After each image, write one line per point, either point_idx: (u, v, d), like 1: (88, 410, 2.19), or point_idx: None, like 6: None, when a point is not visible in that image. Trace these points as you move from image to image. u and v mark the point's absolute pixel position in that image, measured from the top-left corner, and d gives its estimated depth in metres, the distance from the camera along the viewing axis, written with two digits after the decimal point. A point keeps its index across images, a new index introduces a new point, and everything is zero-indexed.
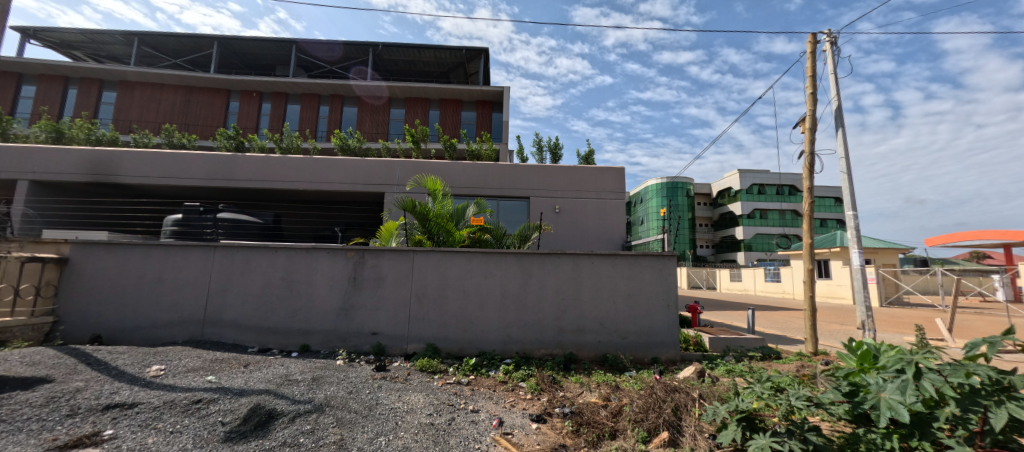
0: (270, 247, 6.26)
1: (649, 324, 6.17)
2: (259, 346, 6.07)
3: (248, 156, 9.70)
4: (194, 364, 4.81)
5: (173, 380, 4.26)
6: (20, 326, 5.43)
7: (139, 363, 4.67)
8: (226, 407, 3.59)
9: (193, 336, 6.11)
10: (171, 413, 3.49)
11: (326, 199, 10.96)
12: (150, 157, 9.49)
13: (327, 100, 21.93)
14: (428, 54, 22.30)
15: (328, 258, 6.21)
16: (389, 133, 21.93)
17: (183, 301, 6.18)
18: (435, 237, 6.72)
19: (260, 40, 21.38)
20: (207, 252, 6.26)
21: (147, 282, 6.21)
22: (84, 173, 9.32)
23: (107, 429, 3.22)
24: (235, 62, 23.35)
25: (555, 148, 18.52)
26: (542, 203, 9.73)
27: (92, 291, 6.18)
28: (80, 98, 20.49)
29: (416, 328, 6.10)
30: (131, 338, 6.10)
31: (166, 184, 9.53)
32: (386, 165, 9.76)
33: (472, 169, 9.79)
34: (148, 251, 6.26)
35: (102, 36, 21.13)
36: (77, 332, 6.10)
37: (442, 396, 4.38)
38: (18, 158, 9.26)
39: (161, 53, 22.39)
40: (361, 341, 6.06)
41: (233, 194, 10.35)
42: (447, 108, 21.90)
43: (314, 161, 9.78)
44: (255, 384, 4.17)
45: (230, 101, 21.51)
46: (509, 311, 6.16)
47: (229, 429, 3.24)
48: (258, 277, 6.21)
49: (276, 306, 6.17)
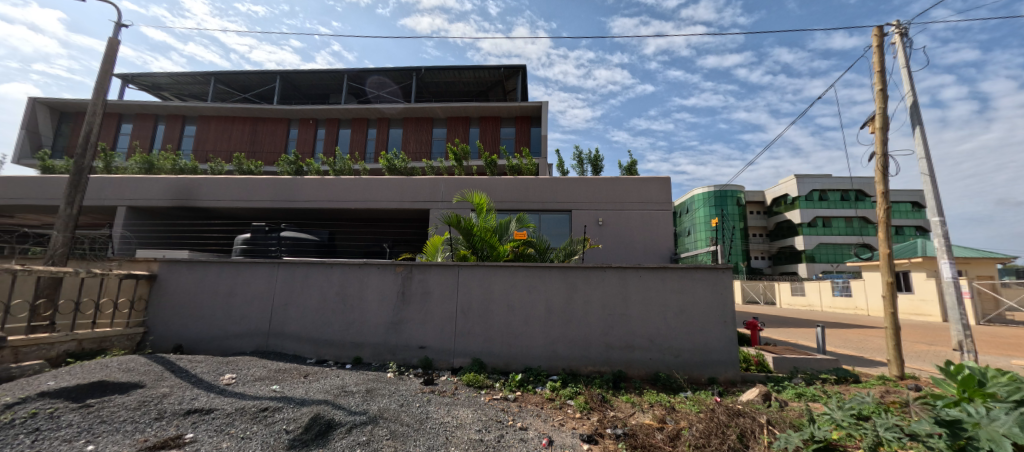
0: (325, 264, 6.64)
1: (703, 341, 5.81)
2: (316, 358, 6.41)
3: (307, 179, 10.44)
4: (261, 373, 5.16)
5: (242, 388, 4.59)
6: (117, 336, 6.17)
7: (214, 371, 5.09)
8: (289, 416, 3.80)
9: (259, 347, 6.57)
10: (242, 419, 3.75)
11: (375, 217, 11.51)
12: (224, 182, 10.49)
13: (375, 123, 23.28)
14: (468, 74, 23.03)
15: (378, 273, 6.49)
16: (432, 152, 22.75)
17: (251, 314, 6.68)
18: (479, 252, 6.82)
19: (315, 72, 23.20)
20: (271, 269, 6.76)
21: (220, 296, 6.79)
22: (169, 198, 10.44)
23: (188, 432, 3.52)
24: (294, 93, 25.46)
25: (596, 160, 18.38)
26: (584, 216, 9.60)
27: (175, 305, 6.85)
28: (167, 132, 23.22)
29: (462, 342, 6.15)
30: (205, 349, 6.65)
31: (237, 207, 10.46)
32: (432, 182, 10.11)
33: (514, 185, 9.89)
34: (221, 268, 6.87)
35: (184, 78, 23.86)
36: (162, 342, 6.75)
37: (490, 412, 4.37)
38: (117, 188, 10.55)
39: (233, 89, 24.96)
40: (410, 354, 6.21)
41: (293, 214, 11.16)
42: (487, 125, 22.46)
43: (364, 181, 10.32)
44: (315, 394, 4.38)
45: (290, 129, 23.42)
46: (555, 326, 6.06)
47: (293, 437, 3.43)
48: (316, 292, 6.61)
49: (331, 319, 6.50)
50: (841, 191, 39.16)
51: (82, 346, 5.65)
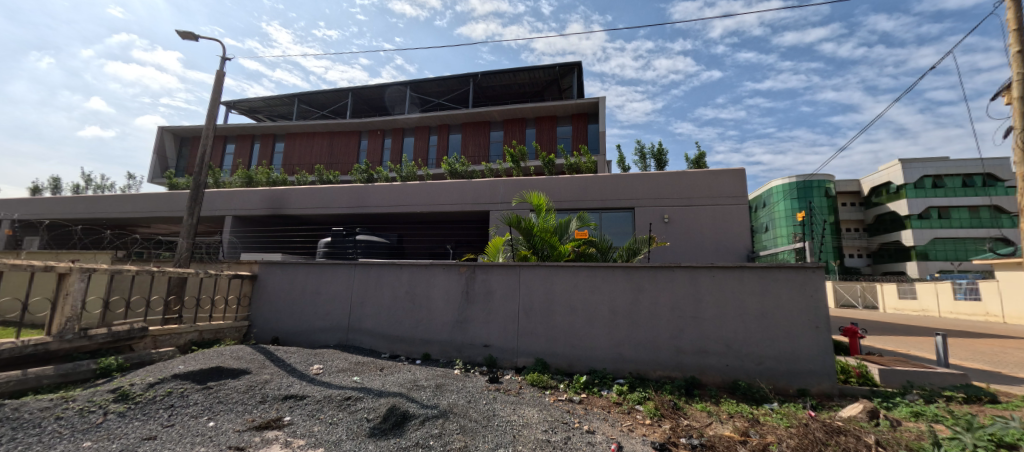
0: (395, 264, 7.08)
1: (791, 349, 5.25)
2: (390, 353, 6.84)
3: (377, 186, 11.22)
4: (344, 365, 5.64)
5: (328, 378, 5.06)
6: (228, 328, 7.15)
7: (305, 362, 5.67)
8: (369, 406, 4.10)
9: (340, 341, 7.18)
10: (329, 406, 4.12)
11: (438, 220, 12.04)
12: (308, 192, 11.64)
13: (437, 131, 24.36)
14: (523, 76, 23.18)
15: (444, 273, 6.77)
16: (489, 154, 23.24)
17: (333, 311, 7.33)
18: (540, 252, 6.82)
19: (382, 86, 24.86)
20: (349, 269, 7.37)
21: (308, 294, 7.54)
22: (265, 207, 11.83)
23: (286, 415, 3.96)
24: (364, 107, 27.51)
25: (659, 155, 17.51)
26: (648, 213, 9.18)
27: (272, 301, 7.74)
28: (261, 149, 26.35)
29: (525, 342, 6.19)
30: (296, 341, 7.43)
31: (319, 213, 11.55)
32: (492, 184, 10.32)
33: (573, 184, 9.76)
34: (308, 269, 7.64)
35: (274, 100, 26.89)
36: (262, 334, 7.66)
37: (555, 413, 4.34)
38: (225, 200, 12.19)
39: (313, 107, 27.61)
40: (475, 352, 6.38)
41: (367, 219, 12.05)
42: (543, 125, 22.45)
43: (428, 186, 10.84)
44: (390, 387, 4.69)
45: (361, 140, 25.35)
46: (620, 328, 5.86)
47: (373, 426, 3.70)
48: (388, 291, 7.06)
49: (402, 317, 6.90)
50: (963, 176, 33.22)
51: (203, 336, 6.65)
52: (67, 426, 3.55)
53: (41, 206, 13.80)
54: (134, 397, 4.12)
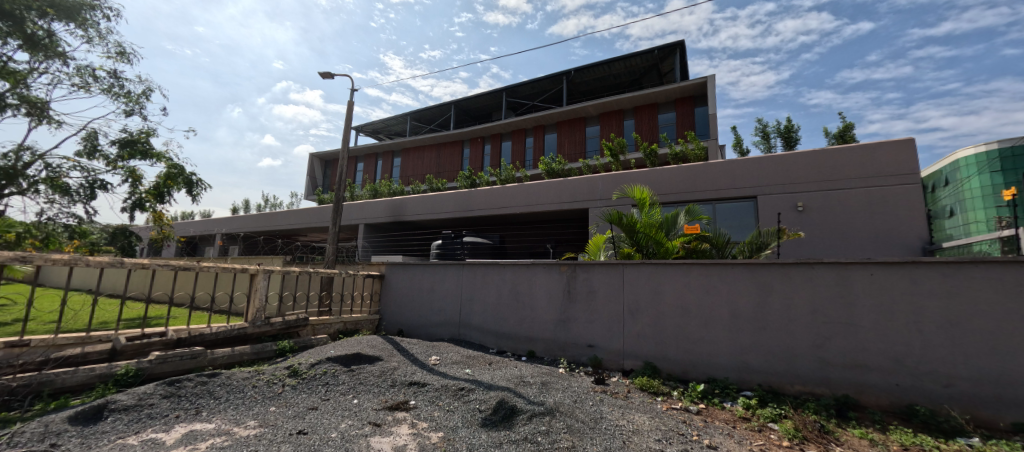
0: (499, 264, 7.42)
1: (1000, 369, 3.98)
2: (497, 348, 7.19)
3: (480, 191, 11.92)
4: (457, 358, 6.11)
5: (445, 368, 5.55)
6: (365, 321, 8.37)
7: (425, 353, 6.30)
8: (480, 397, 4.36)
9: (453, 335, 7.80)
10: (446, 395, 4.51)
11: (538, 220, 12.25)
12: (421, 200, 12.93)
13: (532, 132, 24.83)
14: (619, 66, 22.19)
15: (545, 272, 6.86)
16: (586, 151, 22.81)
17: (446, 307, 8.00)
18: (644, 249, 6.44)
19: (480, 96, 26.32)
20: (458, 269, 7.98)
21: (425, 292, 8.38)
22: (388, 216, 13.51)
23: (411, 400, 4.46)
24: (465, 117, 29.49)
25: (787, 132, 15.08)
26: (776, 201, 7.96)
27: (396, 298, 8.80)
28: (383, 165, 30.18)
29: (632, 344, 5.89)
30: (417, 334, 8.30)
31: (431, 218, 12.74)
32: (589, 180, 10.11)
33: (680, 174, 8.98)
34: (424, 269, 8.49)
35: (391, 121, 30.56)
36: (390, 327, 8.75)
37: (670, 422, 4.04)
38: (358, 210, 14.27)
39: (423, 123, 30.59)
40: (580, 352, 6.30)
41: (472, 222, 12.88)
42: (643, 115, 21.20)
43: (527, 187, 11.11)
44: (499, 381, 4.93)
45: (464, 149, 27.21)
46: (744, 333, 5.18)
47: (485, 417, 3.93)
48: (493, 289, 7.44)
49: (507, 315, 7.19)
50: None
51: (346, 326, 7.90)
52: (259, 392, 4.55)
53: (238, 222, 17.98)
54: (301, 374, 5.08)
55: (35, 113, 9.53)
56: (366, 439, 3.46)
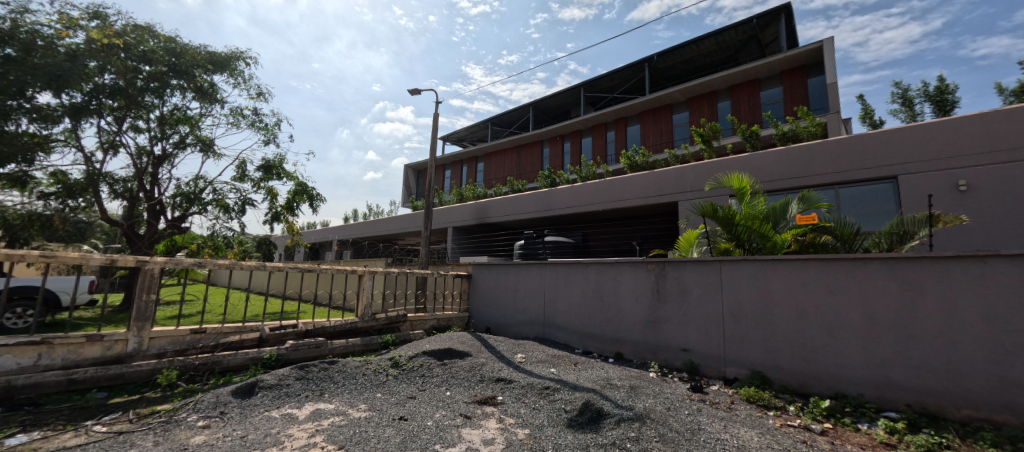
0: (581, 263, 7.30)
1: None
2: (583, 348, 7.07)
3: (560, 189, 11.86)
4: (543, 356, 6.15)
5: (530, 366, 5.63)
6: (455, 318, 8.90)
7: (511, 350, 6.46)
8: (566, 397, 4.33)
9: (538, 334, 7.88)
10: (532, 393, 4.56)
11: (622, 216, 11.77)
12: (504, 201, 13.30)
13: (613, 126, 23.94)
14: (708, 43, 20.25)
15: (631, 271, 6.55)
16: (674, 140, 21.22)
17: (530, 306, 8.12)
18: (746, 244, 5.77)
19: (558, 94, 26.21)
20: (541, 268, 8.04)
21: (509, 291, 8.60)
22: (473, 218, 14.18)
23: (499, 395, 4.61)
24: (543, 117, 29.62)
25: (938, 95, 12.29)
26: (925, 181, 6.48)
27: (484, 296, 9.19)
28: (467, 170, 31.78)
29: (734, 349, 5.30)
30: (504, 332, 8.56)
31: (514, 219, 13.05)
32: (678, 171, 9.35)
33: (790, 157, 7.85)
34: (508, 268, 8.73)
35: (473, 128, 32.06)
36: (478, 324, 9.16)
37: (784, 440, 3.55)
38: (447, 215, 15.23)
39: (503, 127, 31.51)
40: (672, 356, 5.87)
41: (553, 221, 12.89)
42: (740, 94, 19.07)
43: (609, 183, 10.75)
44: (585, 382, 4.83)
45: (543, 148, 27.34)
46: (883, 341, 4.30)
47: (571, 417, 3.89)
48: (576, 288, 7.34)
49: (592, 314, 7.03)
50: None
51: (439, 323, 8.48)
52: (369, 380, 5.13)
53: (349, 230, 20.51)
54: (402, 365, 5.59)
55: (205, 148, 12.05)
56: (457, 429, 3.67)
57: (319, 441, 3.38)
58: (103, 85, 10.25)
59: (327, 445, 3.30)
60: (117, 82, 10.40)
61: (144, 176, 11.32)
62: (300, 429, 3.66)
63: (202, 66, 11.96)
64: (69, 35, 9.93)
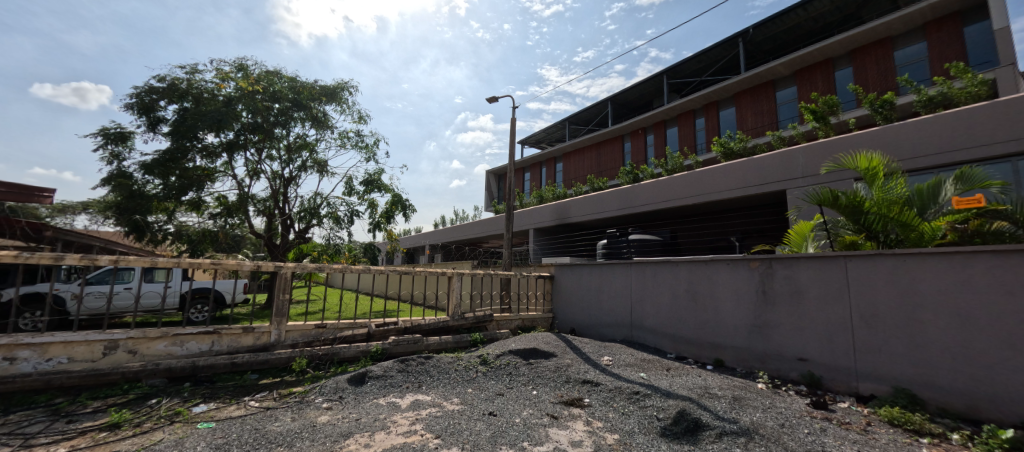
0: (671, 262, 6.84)
1: None
2: (676, 354, 6.60)
3: (644, 185, 11.28)
4: (631, 360, 5.89)
5: (618, 370, 5.43)
6: (540, 318, 8.99)
7: (597, 352, 6.31)
8: (658, 404, 4.09)
9: (625, 336, 7.57)
10: (621, 397, 4.40)
11: (717, 210, 10.74)
12: (584, 201, 13.07)
13: (703, 112, 22.00)
14: (819, 5, 17.50)
15: (730, 269, 5.94)
16: (779, 120, 18.74)
17: (616, 308, 7.84)
18: (880, 236, 4.86)
19: (638, 85, 24.96)
20: (626, 268, 7.73)
21: (593, 292, 8.42)
22: (554, 219, 14.18)
23: (586, 397, 4.54)
24: (623, 110, 28.45)
25: None
26: None
27: (567, 297, 9.12)
28: (546, 172, 31.91)
29: (867, 361, 4.42)
30: (589, 333, 8.39)
31: (595, 218, 12.74)
32: (784, 155, 8.16)
33: (940, 126, 6.35)
34: (591, 269, 8.56)
35: (551, 129, 32.11)
36: (563, 325, 9.13)
37: None
38: (528, 217, 15.48)
39: (581, 125, 31.01)
40: (786, 365, 5.15)
41: (638, 218, 12.29)
42: (866, 59, 16.15)
43: (700, 174, 9.91)
44: (679, 390, 4.50)
45: (624, 143, 26.24)
46: None
47: (664, 426, 3.66)
48: (666, 289, 6.90)
49: (685, 317, 6.52)
50: None
51: (524, 323, 8.65)
52: (460, 375, 5.45)
53: (439, 235, 22.02)
54: (490, 363, 5.82)
55: (320, 169, 14.00)
56: (545, 428, 3.71)
57: (419, 429, 3.69)
58: (247, 124, 12.55)
59: (426, 433, 3.59)
60: (256, 119, 12.63)
61: (278, 195, 13.54)
62: (403, 416, 4.03)
63: (316, 99, 13.93)
64: (224, 86, 12.36)
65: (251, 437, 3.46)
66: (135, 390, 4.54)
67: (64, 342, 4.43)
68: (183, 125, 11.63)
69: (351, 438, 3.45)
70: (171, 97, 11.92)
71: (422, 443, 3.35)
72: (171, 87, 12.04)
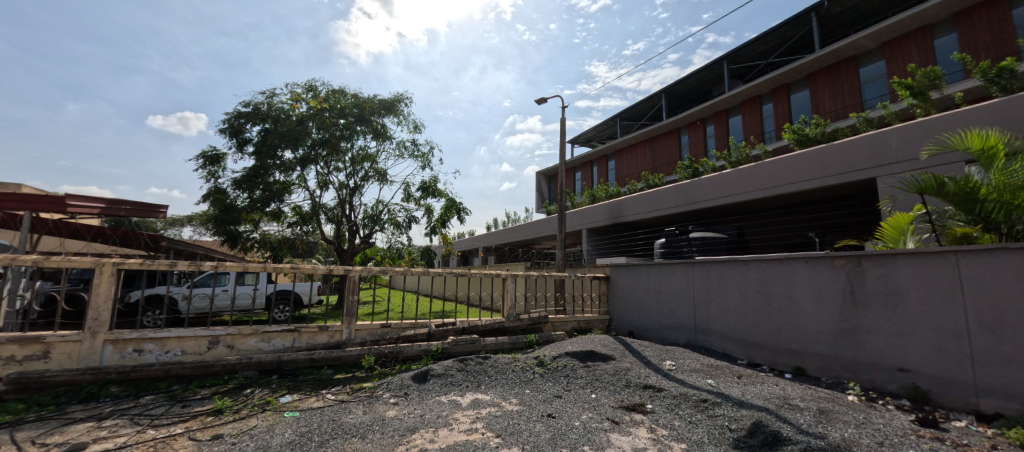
0: (739, 261, 6.38)
1: None
2: (748, 360, 6.12)
3: (705, 179, 10.65)
4: (697, 366, 5.56)
5: (683, 376, 5.15)
6: (596, 320, 8.80)
7: (659, 357, 6.03)
8: (729, 414, 3.82)
9: (689, 340, 7.17)
10: (687, 405, 4.17)
11: (791, 203, 9.82)
12: (640, 198, 12.60)
13: (771, 97, 20.27)
14: None
15: (810, 268, 5.40)
16: (863, 100, 16.72)
17: (678, 310, 7.47)
18: (1004, 227, 4.14)
19: (694, 74, 23.61)
20: (688, 268, 7.32)
21: (652, 293, 8.08)
22: (608, 218, 13.83)
23: (648, 403, 4.37)
24: (679, 102, 27.05)
25: None
26: None
27: (624, 299, 8.84)
28: (597, 171, 31.20)
29: (987, 374, 3.75)
30: (649, 336, 8.05)
31: (652, 216, 12.23)
32: (873, 139, 7.20)
33: None
34: (649, 269, 8.22)
35: (601, 126, 31.37)
36: (620, 327, 8.85)
37: None
38: (580, 217, 15.24)
39: (633, 121, 29.96)
40: (882, 376, 4.55)
41: (699, 215, 11.63)
42: (974, 21, 14.03)
43: (770, 165, 9.14)
44: (754, 399, 4.17)
45: (681, 136, 24.92)
46: None
47: (737, 437, 3.41)
48: (734, 290, 6.44)
49: (757, 321, 6.04)
50: None
51: (580, 325, 8.52)
52: (518, 376, 5.49)
53: (492, 237, 22.40)
54: (547, 364, 5.80)
55: (381, 178, 14.88)
56: (606, 433, 3.62)
57: (480, 427, 3.78)
58: (317, 139, 13.69)
59: (487, 432, 3.67)
60: (324, 135, 13.76)
61: (344, 204, 14.61)
62: (464, 414, 4.15)
63: (376, 112, 14.84)
64: (297, 106, 13.63)
65: (329, 427, 3.76)
66: (233, 380, 5.13)
67: (178, 337, 5.16)
68: (265, 144, 13.01)
69: (418, 432, 3.62)
70: (255, 120, 13.41)
71: (484, 442, 3.42)
72: (255, 111, 13.55)
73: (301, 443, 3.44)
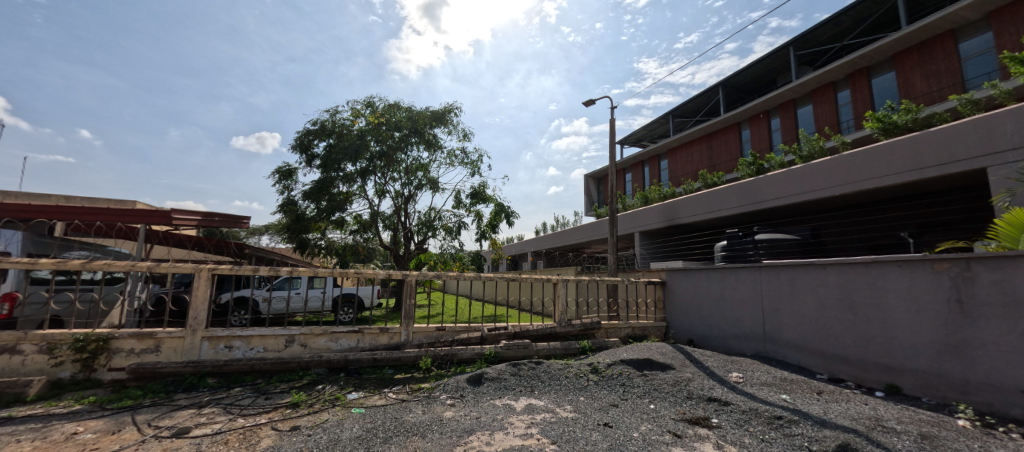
0: (817, 265, 5.82)
1: None
2: (829, 375, 5.55)
3: (772, 176, 9.90)
4: (768, 379, 5.13)
5: (753, 389, 4.77)
6: (652, 327, 8.43)
7: (723, 367, 5.65)
8: (809, 434, 3.48)
9: (758, 351, 6.65)
10: (758, 421, 3.87)
11: (877, 199, 8.81)
12: (697, 198, 11.96)
13: (847, 83, 18.38)
14: None
15: (903, 273, 4.79)
16: (965, 79, 14.61)
17: (743, 317, 6.96)
18: None
19: (755, 63, 22.03)
20: (754, 273, 6.83)
21: (713, 298, 7.61)
22: (661, 220, 13.25)
23: (713, 417, 4.12)
24: (738, 94, 25.36)
25: None
26: None
27: (682, 305, 8.40)
28: (649, 171, 30.01)
29: None
30: (712, 345, 7.58)
31: (710, 217, 11.54)
32: (980, 122, 6.23)
33: None
34: (709, 273, 7.77)
35: (653, 125, 30.19)
36: (679, 335, 8.41)
37: None
38: (632, 219, 14.75)
39: (687, 117, 28.56)
40: (1002, 400, 3.89)
41: (765, 215, 10.80)
42: None
43: (848, 158, 8.28)
44: (839, 419, 3.75)
45: (742, 131, 23.31)
46: None
47: None
48: (810, 297, 5.89)
49: (839, 331, 5.46)
50: None
51: (635, 331, 8.20)
52: (572, 383, 5.42)
53: (541, 242, 22.39)
54: (601, 372, 5.66)
55: (433, 186, 15.47)
56: (668, 447, 3.45)
57: (535, 433, 3.77)
58: (375, 152, 14.54)
59: (542, 438, 3.65)
60: (382, 147, 14.61)
61: (400, 211, 15.37)
62: (519, 419, 4.17)
63: (428, 123, 15.50)
64: (357, 122, 14.58)
65: (392, 424, 3.96)
66: (307, 376, 5.57)
67: (261, 335, 5.70)
68: (330, 158, 14.08)
69: (474, 434, 3.69)
70: (321, 136, 14.60)
71: (539, 447, 3.42)
72: (321, 128, 14.73)
73: (367, 438, 3.64)
